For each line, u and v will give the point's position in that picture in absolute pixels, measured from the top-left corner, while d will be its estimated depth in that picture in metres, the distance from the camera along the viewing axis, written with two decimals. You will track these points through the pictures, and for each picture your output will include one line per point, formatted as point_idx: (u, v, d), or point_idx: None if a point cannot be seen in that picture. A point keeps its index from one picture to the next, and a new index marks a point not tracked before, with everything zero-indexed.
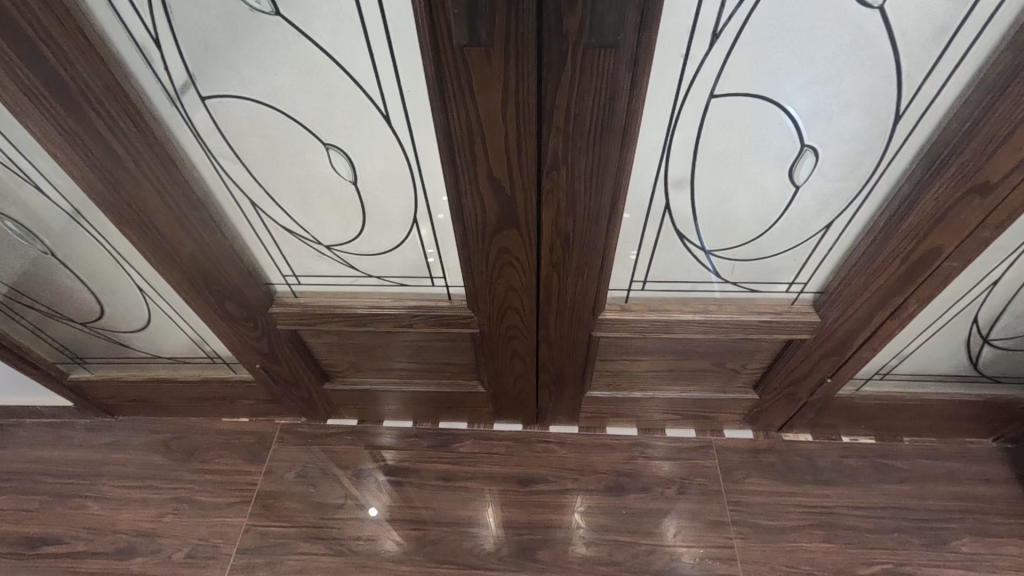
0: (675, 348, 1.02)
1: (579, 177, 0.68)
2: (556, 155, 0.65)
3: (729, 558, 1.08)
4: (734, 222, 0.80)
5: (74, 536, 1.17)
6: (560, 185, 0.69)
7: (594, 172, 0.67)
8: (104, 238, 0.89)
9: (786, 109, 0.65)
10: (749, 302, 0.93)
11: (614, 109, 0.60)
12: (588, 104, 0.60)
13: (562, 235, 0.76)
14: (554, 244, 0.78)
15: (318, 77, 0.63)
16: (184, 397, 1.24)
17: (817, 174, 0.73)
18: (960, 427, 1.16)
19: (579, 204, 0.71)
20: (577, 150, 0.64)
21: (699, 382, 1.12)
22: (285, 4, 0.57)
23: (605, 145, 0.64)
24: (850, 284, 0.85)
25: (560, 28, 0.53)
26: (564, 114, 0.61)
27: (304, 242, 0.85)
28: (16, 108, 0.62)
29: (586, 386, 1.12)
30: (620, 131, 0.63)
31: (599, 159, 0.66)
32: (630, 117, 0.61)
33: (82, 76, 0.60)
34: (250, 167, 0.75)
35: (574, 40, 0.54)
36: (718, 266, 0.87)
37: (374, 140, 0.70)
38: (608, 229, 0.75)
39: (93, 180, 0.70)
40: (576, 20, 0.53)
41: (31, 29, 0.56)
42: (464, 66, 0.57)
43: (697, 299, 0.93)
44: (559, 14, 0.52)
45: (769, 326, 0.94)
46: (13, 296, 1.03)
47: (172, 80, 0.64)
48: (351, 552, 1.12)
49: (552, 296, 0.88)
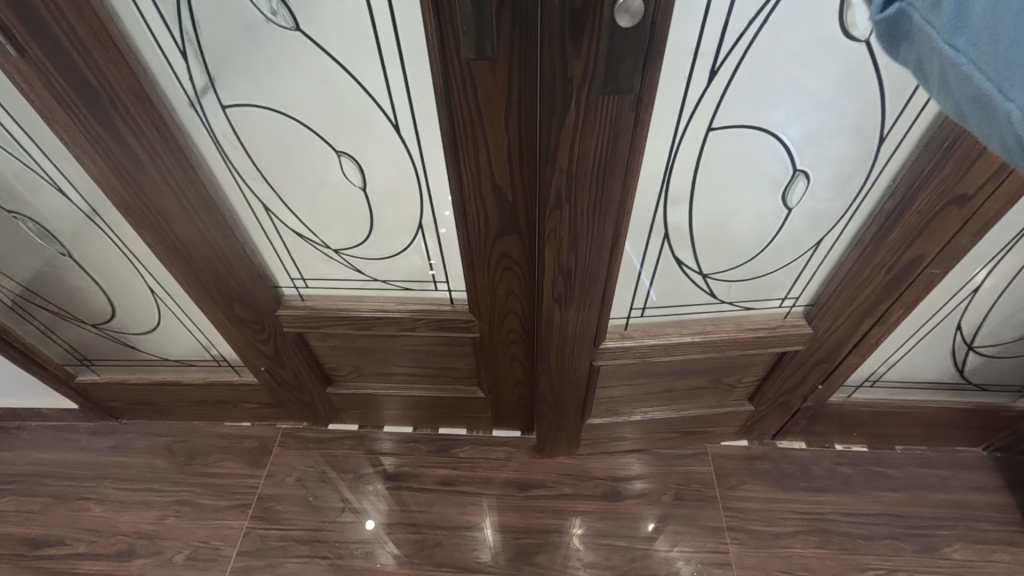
0: (675, 369, 1.03)
1: (583, 214, 0.70)
2: (561, 190, 0.67)
3: (724, 563, 1.09)
4: (732, 243, 0.83)
5: (76, 537, 1.18)
6: (564, 222, 0.71)
7: (597, 208, 0.69)
8: (119, 239, 0.92)
9: (778, 136, 0.69)
10: (745, 320, 0.97)
11: (618, 146, 0.63)
12: (592, 144, 0.62)
13: (564, 270, 0.78)
14: (557, 281, 0.79)
15: (333, 88, 0.67)
16: (188, 400, 1.26)
17: (808, 195, 0.77)
18: (950, 436, 1.18)
19: (581, 240, 0.73)
20: (579, 188, 0.67)
21: (697, 398, 1.13)
22: (304, 20, 0.61)
23: (607, 181, 0.67)
24: (840, 296, 0.88)
25: (565, 71, 0.56)
26: (569, 153, 0.63)
27: (313, 246, 0.89)
28: (47, 112, 0.66)
29: (585, 420, 1.12)
30: (622, 167, 0.65)
31: (602, 196, 0.68)
32: (633, 153, 0.64)
33: (111, 84, 0.64)
34: (264, 171, 0.78)
35: (579, 81, 0.57)
36: (714, 286, 0.91)
37: (383, 147, 0.73)
38: (609, 264, 0.78)
39: (114, 182, 0.74)
40: (581, 63, 0.55)
41: (69, 42, 0.60)
42: (471, 81, 0.61)
43: (695, 319, 0.96)
44: (564, 57, 0.55)
45: (763, 340, 0.96)
46: (28, 296, 1.06)
47: (193, 86, 0.68)
48: (351, 555, 1.14)
49: (552, 330, 0.89)
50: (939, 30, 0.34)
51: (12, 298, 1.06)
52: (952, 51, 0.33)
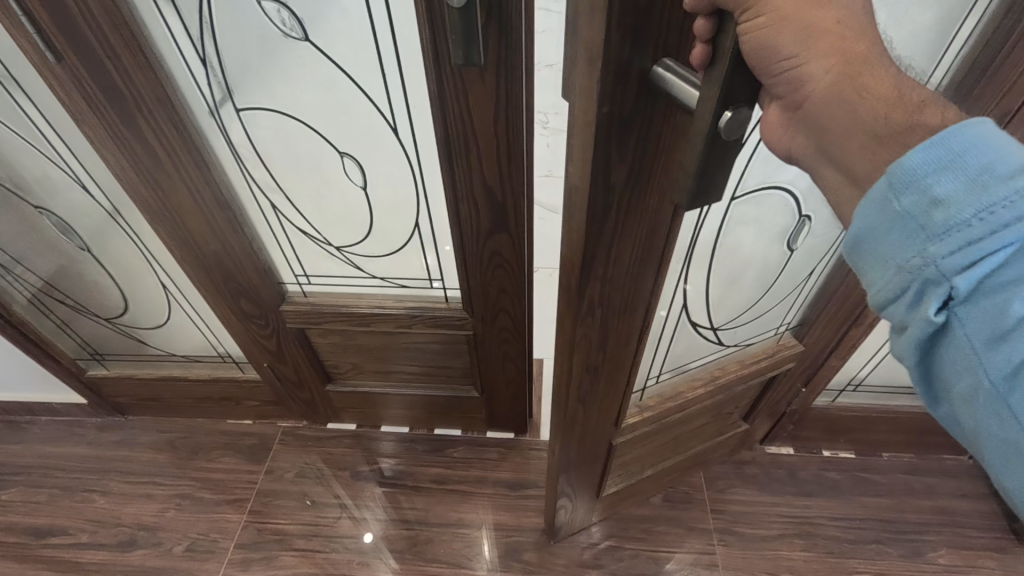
0: (680, 418, 1.00)
1: (614, 312, 0.62)
2: (595, 298, 0.58)
3: (711, 564, 1.11)
4: (737, 287, 0.86)
5: (79, 528, 1.21)
6: (597, 327, 0.62)
7: (627, 306, 0.62)
8: (136, 236, 0.99)
9: (788, 190, 0.73)
10: (744, 355, 0.99)
11: (655, 241, 0.54)
12: (629, 246, 0.53)
13: (593, 368, 0.70)
14: (577, 381, 0.71)
15: (336, 94, 0.74)
16: (192, 396, 1.30)
17: (810, 236, 0.81)
18: (935, 443, 1.20)
19: (612, 341, 0.67)
20: (614, 288, 0.58)
21: (703, 433, 1.11)
22: (314, 32, 0.68)
23: (641, 277, 0.59)
24: (824, 313, 0.93)
25: (608, 179, 0.46)
26: (604, 260, 0.54)
27: (317, 243, 0.94)
28: (78, 113, 0.73)
29: (600, 497, 1.07)
30: (657, 260, 0.58)
31: (634, 289, 0.61)
32: (667, 247, 0.56)
33: (135, 87, 0.70)
34: (272, 169, 0.84)
35: (622, 188, 0.47)
36: (723, 336, 0.94)
37: (384, 150, 0.79)
38: (635, 346, 0.71)
39: (135, 179, 0.80)
40: (624, 168, 0.45)
41: (100, 48, 0.66)
42: (463, 84, 0.66)
43: (703, 368, 0.99)
44: (607, 165, 0.44)
45: (761, 366, 0.98)
46: (46, 289, 1.12)
47: (212, 95, 0.75)
48: (346, 550, 1.16)
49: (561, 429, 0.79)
50: (990, 365, 0.29)
51: (31, 292, 1.12)
52: (995, 389, 0.29)
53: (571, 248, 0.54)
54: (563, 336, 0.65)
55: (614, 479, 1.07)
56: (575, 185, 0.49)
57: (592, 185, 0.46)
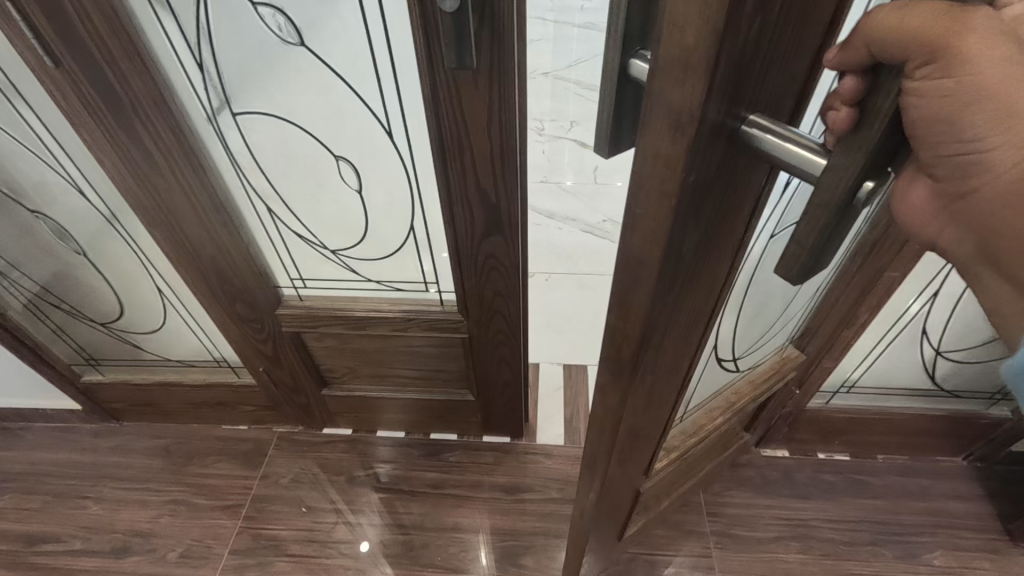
0: (700, 449, 0.96)
1: (660, 376, 0.55)
2: (648, 366, 0.51)
3: (707, 567, 1.11)
4: (758, 312, 0.84)
5: (72, 534, 1.21)
6: (643, 390, 0.55)
7: (673, 366, 0.56)
8: (133, 240, 0.99)
9: None
10: (756, 373, 0.97)
11: (708, 298, 0.49)
12: (688, 309, 0.47)
13: (631, 430, 0.62)
14: (619, 445, 0.63)
15: (332, 98, 0.75)
16: (188, 401, 1.30)
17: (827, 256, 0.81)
18: (928, 445, 1.21)
19: (653, 400, 0.60)
20: (664, 354, 0.51)
21: (718, 461, 1.08)
22: (309, 38, 0.69)
23: (692, 335, 0.53)
24: (828, 324, 0.94)
25: (681, 249, 0.38)
26: (662, 330, 0.46)
27: (312, 246, 0.94)
28: (76, 118, 0.74)
29: (622, 536, 0.97)
30: (707, 317, 0.52)
31: (683, 350, 0.54)
32: (718, 298, 0.51)
33: (133, 93, 0.71)
34: (267, 173, 0.84)
35: (692, 256, 0.40)
36: (741, 362, 0.92)
37: (380, 155, 0.80)
38: (674, 399, 0.65)
39: (131, 183, 0.81)
40: (697, 234, 0.38)
41: (100, 55, 0.67)
42: (456, 89, 0.67)
43: (719, 396, 0.95)
44: (683, 235, 0.37)
45: (773, 381, 0.97)
46: (43, 294, 1.13)
47: (210, 102, 0.76)
48: (341, 555, 1.16)
49: (599, 491, 0.72)
50: None
51: (27, 297, 1.13)
52: None
53: (623, 318, 0.46)
54: (603, 403, 0.58)
55: (636, 519, 0.97)
56: (636, 256, 0.40)
57: (662, 259, 0.38)
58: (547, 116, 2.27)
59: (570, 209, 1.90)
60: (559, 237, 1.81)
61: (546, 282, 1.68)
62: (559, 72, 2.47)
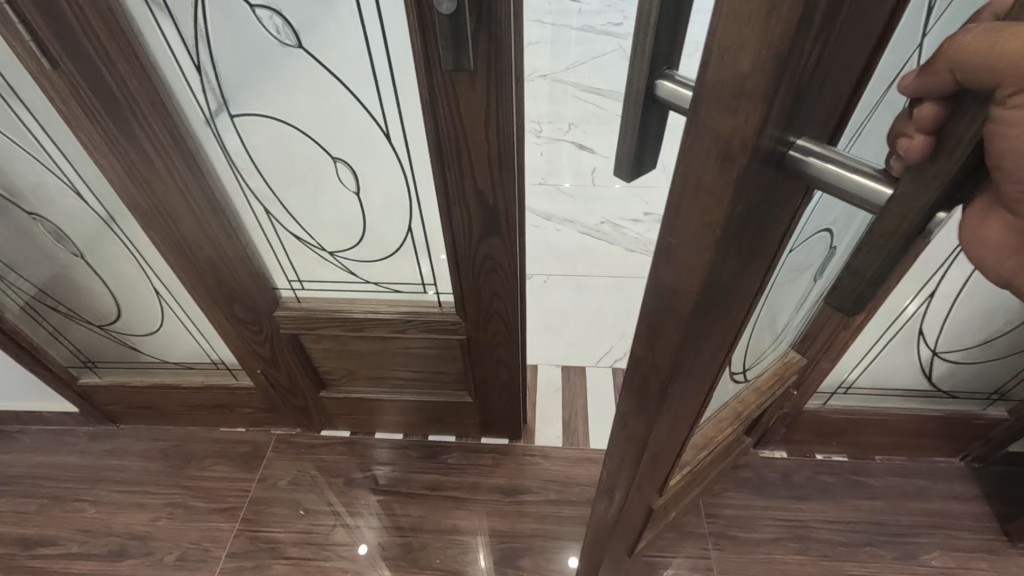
0: (707, 463, 0.85)
1: (688, 401, 0.51)
2: (676, 393, 0.48)
3: (706, 568, 1.11)
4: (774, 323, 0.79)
5: (69, 537, 1.20)
6: (670, 416, 0.52)
7: (700, 391, 0.52)
8: (131, 243, 0.99)
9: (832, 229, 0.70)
10: (757, 379, 0.88)
11: (741, 322, 0.46)
12: (722, 336, 0.44)
13: (653, 454, 0.59)
14: (641, 468, 0.60)
15: (330, 100, 0.75)
16: (185, 404, 1.30)
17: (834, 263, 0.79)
18: (926, 445, 1.21)
19: (677, 426, 0.55)
20: (694, 380, 0.48)
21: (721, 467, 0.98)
22: (307, 40, 0.69)
23: (721, 359, 0.50)
24: (827, 325, 0.94)
25: (723, 280, 0.35)
26: (695, 358, 0.44)
27: (310, 248, 0.94)
28: (73, 120, 0.74)
29: (633, 552, 0.94)
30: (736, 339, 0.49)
31: (712, 374, 0.51)
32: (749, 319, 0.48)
33: (130, 94, 0.71)
34: (265, 174, 0.84)
35: (732, 286, 0.37)
36: (753, 374, 0.86)
37: (377, 156, 0.80)
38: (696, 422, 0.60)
39: (128, 185, 0.81)
40: (740, 264, 0.35)
41: (97, 55, 0.67)
42: (454, 90, 0.67)
43: (725, 408, 0.82)
44: (725, 267, 0.34)
45: (772, 382, 0.89)
46: (40, 297, 1.13)
47: (208, 104, 0.76)
48: (339, 558, 1.16)
49: (619, 510, 0.70)
50: None
51: (24, 300, 1.12)
52: None
53: (651, 347, 0.44)
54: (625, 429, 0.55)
55: (647, 535, 0.93)
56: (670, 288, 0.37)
57: (701, 292, 0.35)
58: (545, 118, 2.28)
59: (567, 210, 1.91)
60: (557, 238, 1.81)
61: (544, 283, 1.68)
62: (557, 74, 2.49)
